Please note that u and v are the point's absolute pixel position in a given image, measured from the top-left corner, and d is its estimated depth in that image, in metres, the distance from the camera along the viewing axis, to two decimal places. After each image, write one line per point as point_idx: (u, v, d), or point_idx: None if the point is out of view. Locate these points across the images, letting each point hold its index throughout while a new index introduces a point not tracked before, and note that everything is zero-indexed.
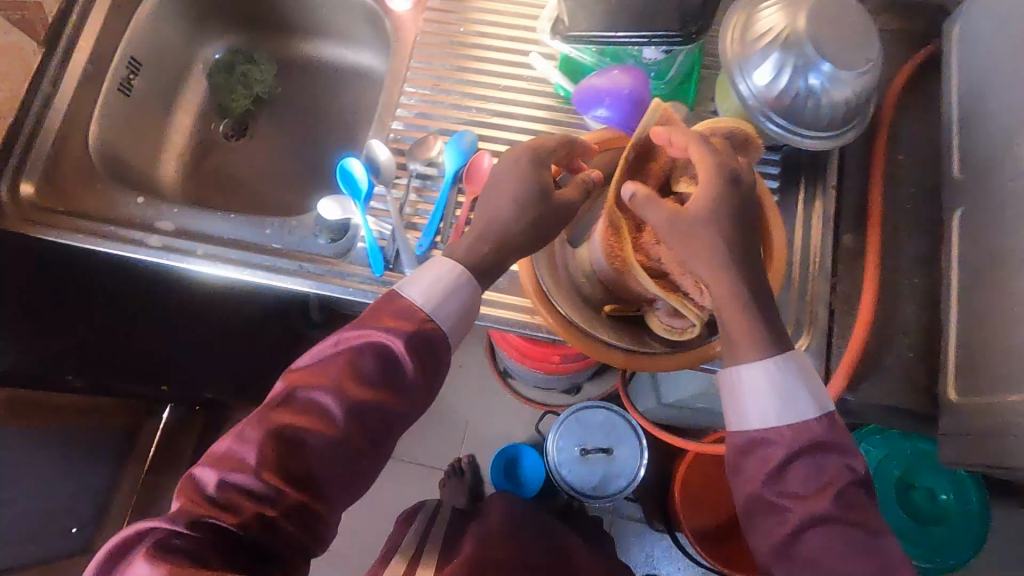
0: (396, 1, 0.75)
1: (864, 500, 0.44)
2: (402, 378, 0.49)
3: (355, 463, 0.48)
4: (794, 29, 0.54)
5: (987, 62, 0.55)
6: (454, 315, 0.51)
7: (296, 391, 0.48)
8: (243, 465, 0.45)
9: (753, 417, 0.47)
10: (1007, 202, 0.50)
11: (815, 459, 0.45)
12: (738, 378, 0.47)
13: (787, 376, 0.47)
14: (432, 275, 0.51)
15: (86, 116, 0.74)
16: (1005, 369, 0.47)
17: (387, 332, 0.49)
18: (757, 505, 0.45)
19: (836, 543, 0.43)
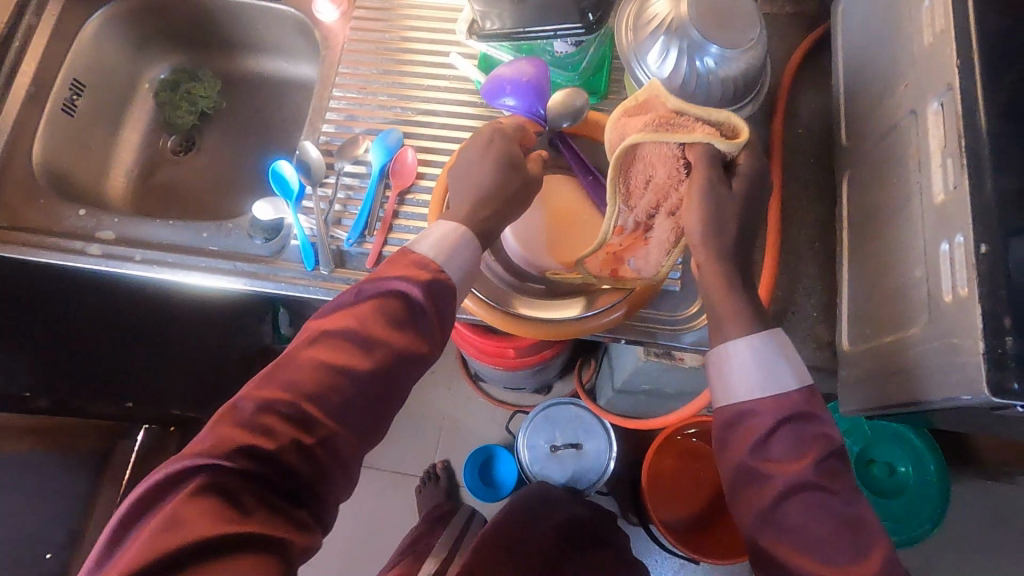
0: (324, 13, 0.79)
1: (841, 472, 0.44)
2: (425, 320, 0.50)
3: (385, 402, 0.48)
4: (677, 14, 0.57)
5: (862, 34, 0.59)
6: (461, 270, 0.53)
7: (324, 330, 0.48)
8: (279, 399, 0.44)
9: (738, 390, 0.48)
10: (882, 160, 0.54)
11: (795, 431, 0.44)
12: (726, 354, 0.49)
13: (772, 350, 0.48)
14: (443, 236, 0.53)
15: (29, 134, 0.77)
16: (889, 314, 0.50)
17: (408, 277, 0.50)
18: (742, 475, 0.45)
19: (813, 511, 0.42)
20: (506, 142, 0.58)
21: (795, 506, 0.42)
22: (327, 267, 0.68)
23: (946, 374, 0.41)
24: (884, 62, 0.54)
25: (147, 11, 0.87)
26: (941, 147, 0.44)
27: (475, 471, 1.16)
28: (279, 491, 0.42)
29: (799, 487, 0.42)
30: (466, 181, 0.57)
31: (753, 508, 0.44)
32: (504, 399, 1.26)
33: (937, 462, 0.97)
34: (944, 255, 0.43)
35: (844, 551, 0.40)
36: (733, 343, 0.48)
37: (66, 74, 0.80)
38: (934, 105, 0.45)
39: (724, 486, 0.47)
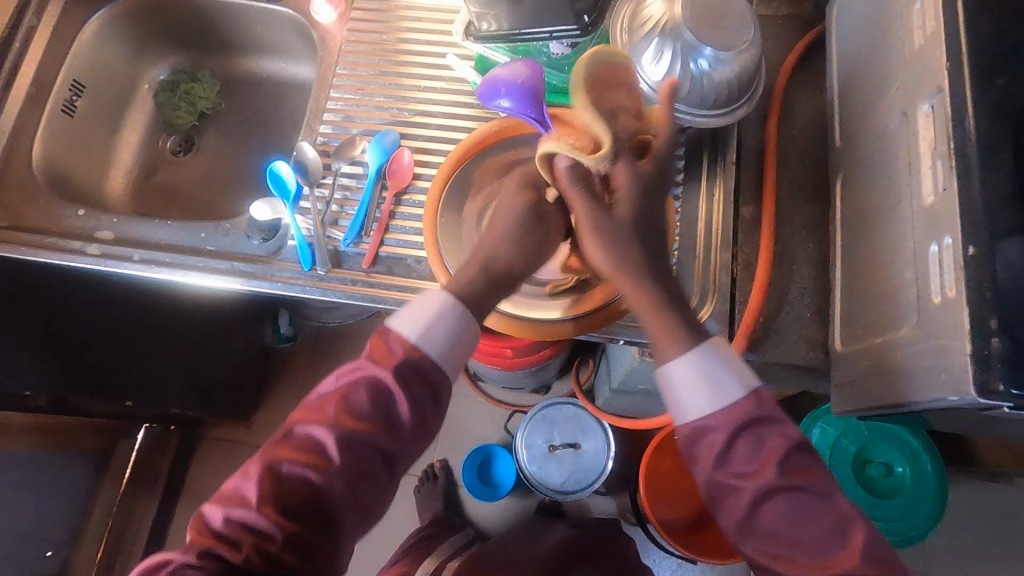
0: (322, 15, 0.79)
1: (805, 465, 0.48)
2: (396, 411, 0.51)
3: (356, 497, 0.50)
4: (672, 16, 0.58)
5: (856, 36, 0.59)
6: (441, 344, 0.52)
7: (296, 426, 0.52)
8: (247, 499, 0.48)
9: (691, 408, 0.49)
10: (874, 161, 0.54)
11: (755, 436, 0.48)
12: (669, 375, 0.50)
13: (709, 360, 0.49)
14: (423, 308, 0.53)
15: (30, 133, 0.77)
16: (881, 315, 0.50)
17: (372, 370, 0.52)
18: (715, 489, 0.48)
19: (789, 511, 0.46)
20: (521, 193, 0.56)
21: (768, 509, 0.46)
22: (324, 267, 0.69)
23: (933, 375, 0.42)
24: (877, 64, 0.55)
25: (146, 12, 0.87)
26: (931, 149, 0.45)
27: (474, 472, 1.17)
28: None
29: (769, 492, 0.46)
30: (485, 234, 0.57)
31: (732, 515, 0.48)
32: (501, 398, 1.26)
33: (934, 463, 0.96)
34: (933, 256, 0.43)
35: (821, 541, 0.45)
36: (673, 360, 0.50)
37: (65, 74, 0.81)
38: (925, 107, 0.46)
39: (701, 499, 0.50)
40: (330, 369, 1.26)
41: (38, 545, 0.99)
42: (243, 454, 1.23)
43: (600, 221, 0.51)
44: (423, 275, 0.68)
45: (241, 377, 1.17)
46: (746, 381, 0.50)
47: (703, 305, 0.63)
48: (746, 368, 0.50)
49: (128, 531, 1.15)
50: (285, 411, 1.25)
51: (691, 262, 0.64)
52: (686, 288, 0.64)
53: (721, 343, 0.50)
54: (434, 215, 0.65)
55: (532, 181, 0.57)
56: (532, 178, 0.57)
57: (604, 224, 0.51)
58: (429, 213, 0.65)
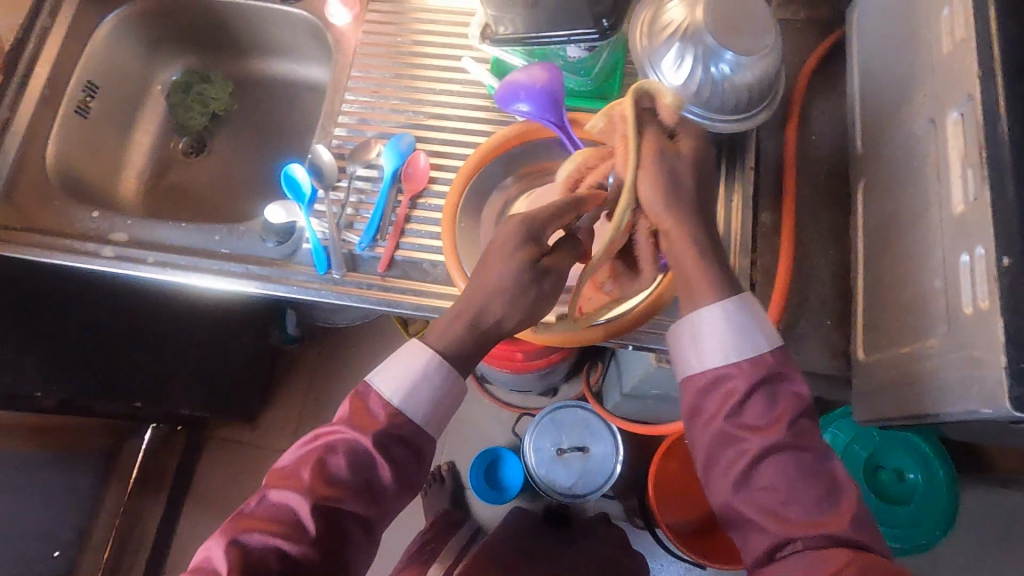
0: (337, 17, 0.79)
1: (811, 430, 0.48)
2: (375, 475, 0.51)
3: (333, 566, 0.49)
4: (693, 22, 0.57)
5: (878, 41, 0.59)
6: (424, 407, 0.53)
7: (270, 493, 0.51)
8: (217, 572, 0.47)
9: (712, 356, 0.50)
10: (899, 168, 0.54)
11: (769, 393, 0.48)
12: (702, 320, 0.50)
13: (740, 310, 0.50)
14: (404, 368, 0.53)
15: (43, 135, 0.77)
16: (908, 323, 0.50)
17: (354, 433, 0.51)
18: (719, 440, 0.48)
19: (789, 470, 0.46)
20: (521, 248, 0.51)
21: (770, 466, 0.46)
22: (339, 271, 0.69)
23: (967, 386, 0.42)
24: (901, 69, 0.55)
25: (160, 13, 0.87)
26: (961, 157, 0.45)
27: (481, 475, 1.15)
28: None
29: (774, 449, 0.47)
30: (474, 282, 0.53)
31: (731, 469, 0.48)
32: (510, 401, 1.25)
33: (948, 470, 0.93)
34: (965, 266, 0.43)
35: (815, 504, 0.45)
36: (706, 307, 0.50)
37: (79, 76, 0.81)
38: (954, 115, 0.46)
39: (700, 451, 0.50)
40: (338, 371, 1.26)
41: (47, 545, 0.99)
42: (250, 456, 1.23)
43: (661, 160, 0.50)
44: (439, 279, 0.68)
45: (251, 378, 1.16)
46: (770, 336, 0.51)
47: None
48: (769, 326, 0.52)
49: (136, 532, 1.15)
50: (293, 413, 1.25)
51: None
52: None
53: (752, 297, 0.51)
54: (452, 215, 0.63)
55: (529, 233, 0.51)
56: (531, 227, 0.51)
57: (664, 161, 0.50)
58: (447, 213, 0.63)
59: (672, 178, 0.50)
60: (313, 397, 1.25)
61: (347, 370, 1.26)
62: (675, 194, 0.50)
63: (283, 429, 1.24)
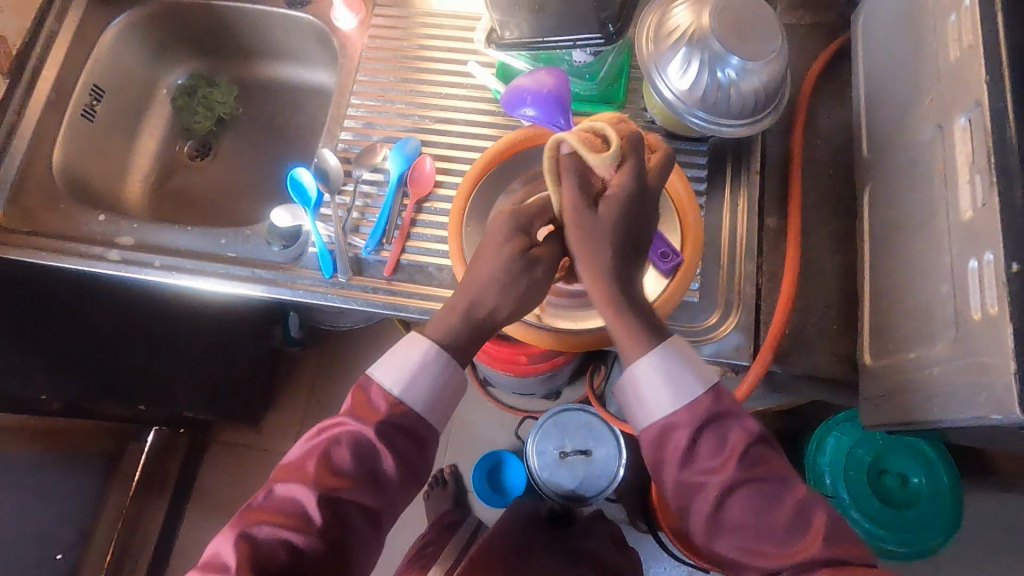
0: (343, 21, 0.79)
1: (764, 456, 0.47)
2: (380, 466, 0.51)
3: (342, 556, 0.49)
4: (699, 26, 0.57)
5: (884, 47, 0.59)
6: (424, 399, 0.52)
7: (276, 485, 0.51)
8: (227, 564, 0.46)
9: (653, 409, 0.49)
10: (904, 174, 0.54)
11: (716, 431, 0.47)
12: (632, 377, 0.49)
13: (668, 360, 0.49)
14: (404, 359, 0.52)
15: (50, 139, 0.77)
16: (916, 328, 0.51)
17: (358, 424, 0.51)
18: (681, 489, 0.48)
19: (753, 502, 0.46)
20: (509, 241, 0.51)
21: (734, 505, 0.46)
22: (345, 275, 0.69)
23: (974, 392, 0.43)
24: (908, 75, 0.55)
25: (167, 17, 0.88)
26: (968, 164, 0.45)
27: (482, 478, 1.16)
28: None
29: (734, 487, 0.46)
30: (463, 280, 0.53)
31: (701, 514, 0.47)
32: (513, 404, 1.24)
33: (952, 472, 0.93)
34: (973, 272, 0.44)
35: (787, 530, 0.45)
36: (635, 362, 0.49)
37: (86, 79, 0.81)
38: (962, 121, 0.46)
39: (670, 500, 0.50)
40: (341, 374, 1.26)
41: (48, 548, 0.99)
42: (253, 458, 1.23)
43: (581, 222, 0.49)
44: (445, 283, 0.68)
45: (255, 380, 1.16)
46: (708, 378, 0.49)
47: (728, 317, 0.63)
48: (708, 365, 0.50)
49: (139, 535, 1.15)
50: (296, 416, 1.25)
51: (715, 272, 0.64)
52: (710, 298, 0.64)
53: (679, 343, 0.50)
54: (461, 210, 0.64)
55: (518, 225, 0.52)
56: (517, 222, 0.52)
57: (583, 221, 0.49)
58: (455, 211, 0.64)
59: (595, 229, 0.49)
60: (316, 400, 1.25)
61: (350, 372, 1.26)
62: (594, 244, 0.49)
63: (286, 432, 1.24)
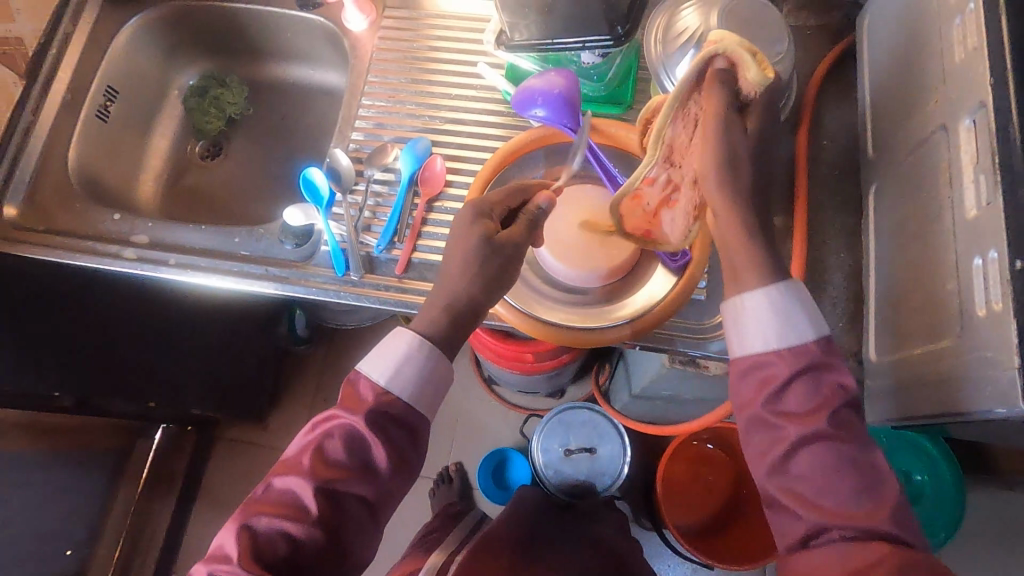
0: (353, 22, 0.80)
1: (853, 421, 0.46)
2: (372, 457, 0.51)
3: (340, 547, 0.50)
4: (708, 28, 0.58)
5: (890, 47, 0.60)
6: (411, 385, 0.53)
7: (274, 479, 0.52)
8: (226, 557, 0.47)
9: (754, 340, 0.49)
10: (909, 174, 0.55)
11: (812, 379, 0.47)
12: (741, 307, 0.50)
13: (787, 297, 0.49)
14: (390, 351, 0.54)
15: (65, 139, 0.78)
16: (921, 325, 0.52)
17: (349, 415, 0.52)
18: (756, 425, 0.48)
19: (827, 459, 0.45)
20: (478, 222, 0.55)
21: (808, 455, 0.45)
22: (357, 273, 0.70)
23: (979, 387, 0.44)
24: (913, 76, 0.56)
25: (178, 19, 0.89)
26: (972, 164, 0.46)
27: (488, 475, 1.17)
28: None
29: (816, 436, 0.45)
30: (440, 276, 0.56)
31: (767, 455, 0.47)
32: (519, 403, 1.27)
33: (954, 471, 0.92)
34: (977, 269, 0.45)
35: (855, 494, 0.44)
36: (749, 294, 0.50)
37: (100, 80, 0.82)
38: (966, 122, 0.47)
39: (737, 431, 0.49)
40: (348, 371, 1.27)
41: (59, 543, 1.00)
42: (260, 456, 1.24)
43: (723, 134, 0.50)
44: None
45: (263, 376, 1.17)
46: (820, 328, 0.49)
47: None
48: (819, 317, 0.50)
49: (147, 531, 1.16)
50: (303, 413, 1.26)
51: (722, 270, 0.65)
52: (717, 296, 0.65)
53: (803, 286, 0.50)
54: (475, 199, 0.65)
55: (481, 213, 0.56)
56: (479, 208, 0.56)
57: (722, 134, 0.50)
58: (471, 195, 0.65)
59: (734, 149, 0.50)
60: (323, 398, 1.26)
61: None
62: (734, 168, 0.50)
63: (293, 430, 1.25)
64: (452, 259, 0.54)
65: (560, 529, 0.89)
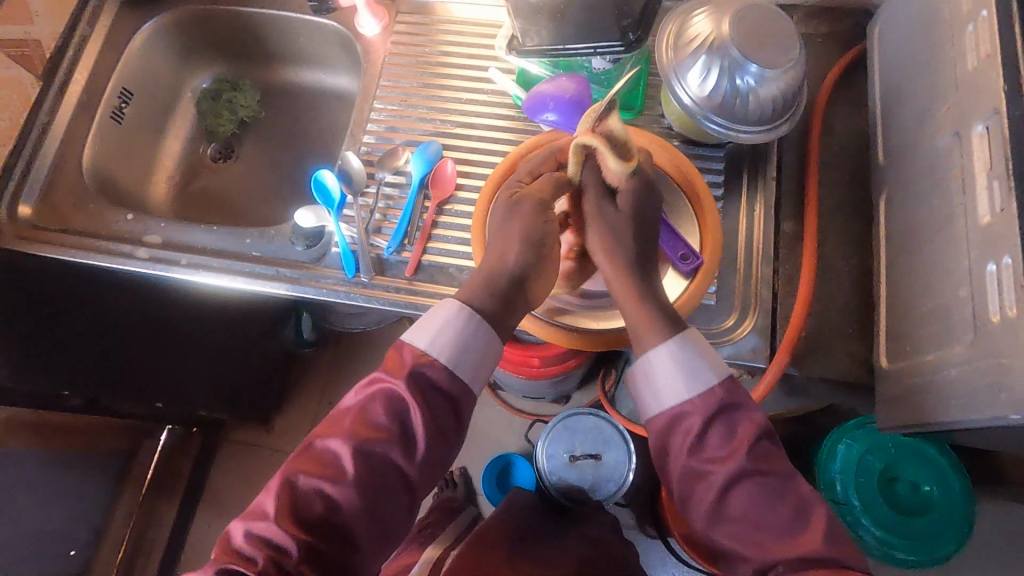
0: (367, 27, 0.81)
1: (772, 452, 0.50)
2: (411, 422, 0.52)
3: (377, 513, 0.51)
4: (719, 34, 0.59)
5: (899, 55, 0.60)
6: (451, 349, 0.54)
7: (316, 440, 0.53)
8: (265, 514, 0.49)
9: (667, 395, 0.52)
10: (920, 181, 0.55)
11: (726, 423, 0.50)
12: (647, 364, 0.53)
13: (684, 349, 0.53)
14: (433, 319, 0.55)
15: (80, 140, 0.79)
16: (934, 331, 0.52)
17: (391, 376, 0.53)
18: (687, 475, 0.50)
19: (757, 496, 0.48)
20: (502, 195, 0.60)
21: (739, 496, 0.48)
22: (367, 274, 0.70)
23: (993, 394, 0.44)
24: (925, 83, 0.56)
25: (192, 23, 0.90)
26: (986, 170, 0.47)
27: (491, 480, 1.15)
28: None
29: (740, 477, 0.48)
30: None
31: (703, 502, 0.49)
32: (523, 408, 1.25)
33: (962, 483, 0.88)
34: (991, 275, 0.45)
35: (786, 526, 0.47)
36: (652, 350, 0.54)
37: (115, 82, 0.83)
38: (979, 128, 0.47)
39: (672, 485, 0.52)
40: (353, 373, 1.27)
41: (63, 542, 1.00)
42: (264, 457, 1.24)
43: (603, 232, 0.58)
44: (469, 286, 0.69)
45: (270, 378, 1.17)
46: (719, 371, 0.53)
47: (745, 317, 0.64)
48: (720, 359, 0.54)
49: (151, 531, 1.16)
50: (308, 414, 1.26)
51: (731, 276, 0.65)
52: (727, 300, 0.65)
53: (697, 334, 0.54)
54: (486, 203, 0.65)
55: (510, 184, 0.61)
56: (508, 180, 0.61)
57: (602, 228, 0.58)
58: (481, 203, 0.65)
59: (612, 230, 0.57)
60: (329, 400, 1.26)
61: (363, 373, 1.27)
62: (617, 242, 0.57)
63: (297, 431, 1.25)
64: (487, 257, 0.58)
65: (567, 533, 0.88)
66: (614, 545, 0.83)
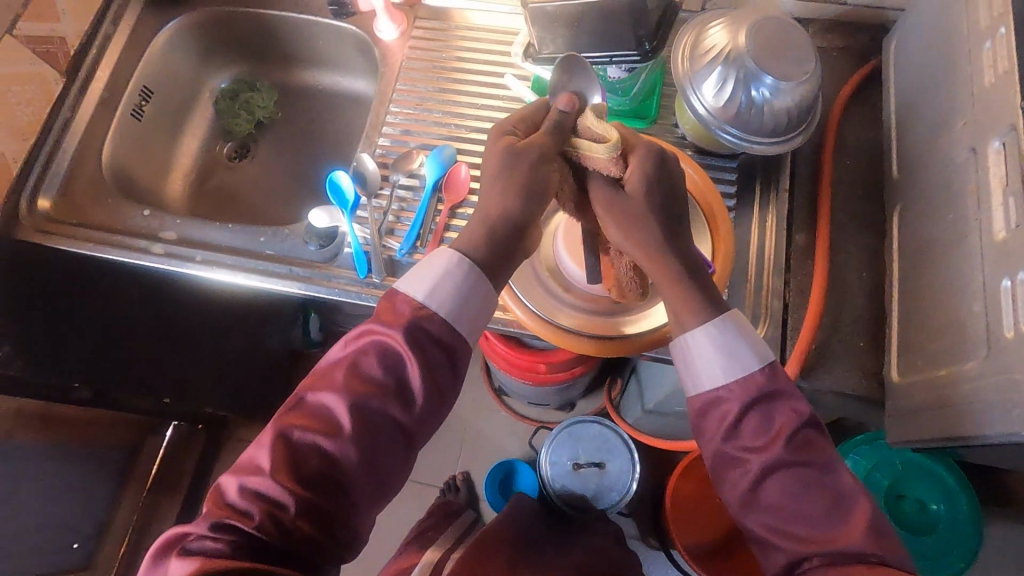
0: (385, 32, 0.82)
1: (813, 440, 0.49)
2: (408, 376, 0.51)
3: (374, 466, 0.50)
4: (735, 46, 0.59)
5: (915, 70, 0.61)
6: (453, 302, 0.52)
7: (308, 394, 0.52)
8: (259, 469, 0.48)
9: (705, 377, 0.52)
10: (935, 195, 0.55)
11: (763, 411, 0.49)
12: (686, 345, 0.53)
13: (726, 331, 0.52)
14: (429, 267, 0.53)
15: (100, 137, 0.81)
16: (947, 346, 0.51)
17: (386, 328, 0.52)
18: (722, 459, 0.50)
19: (792, 486, 0.47)
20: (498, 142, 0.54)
21: (774, 484, 0.47)
22: (379, 275, 0.71)
23: (1006, 409, 0.44)
24: (941, 98, 0.56)
25: (213, 25, 0.91)
26: (1002, 185, 0.47)
27: (494, 485, 1.15)
28: (268, 555, 0.46)
29: (777, 465, 0.47)
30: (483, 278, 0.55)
31: (736, 488, 0.49)
32: (527, 414, 1.26)
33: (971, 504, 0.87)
34: (1006, 291, 0.45)
35: (823, 518, 0.46)
36: (693, 330, 0.53)
37: (136, 81, 0.85)
38: (995, 144, 0.48)
39: (707, 466, 0.52)
40: None
41: (67, 534, 1.01)
42: None
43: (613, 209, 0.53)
44: None
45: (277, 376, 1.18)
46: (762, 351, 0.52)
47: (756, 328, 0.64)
48: (759, 340, 0.53)
49: (152, 527, 1.16)
50: None
51: (742, 287, 0.65)
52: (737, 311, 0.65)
53: (739, 315, 0.53)
54: None
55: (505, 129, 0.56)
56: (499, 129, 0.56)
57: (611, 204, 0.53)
58: None
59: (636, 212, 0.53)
60: None
61: None
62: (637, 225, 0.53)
63: None
64: (475, 213, 0.55)
65: (570, 540, 0.87)
66: (617, 556, 0.83)
